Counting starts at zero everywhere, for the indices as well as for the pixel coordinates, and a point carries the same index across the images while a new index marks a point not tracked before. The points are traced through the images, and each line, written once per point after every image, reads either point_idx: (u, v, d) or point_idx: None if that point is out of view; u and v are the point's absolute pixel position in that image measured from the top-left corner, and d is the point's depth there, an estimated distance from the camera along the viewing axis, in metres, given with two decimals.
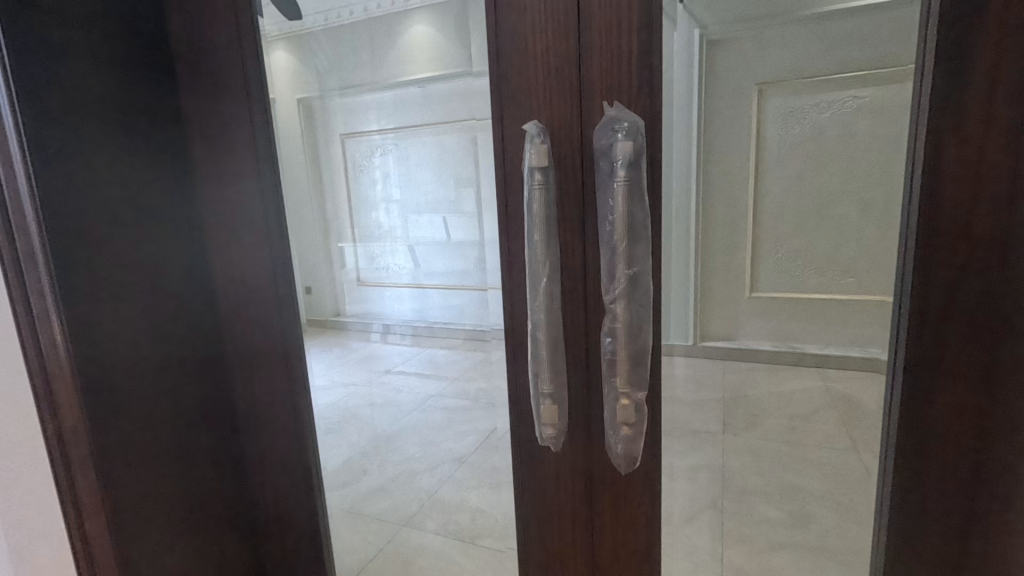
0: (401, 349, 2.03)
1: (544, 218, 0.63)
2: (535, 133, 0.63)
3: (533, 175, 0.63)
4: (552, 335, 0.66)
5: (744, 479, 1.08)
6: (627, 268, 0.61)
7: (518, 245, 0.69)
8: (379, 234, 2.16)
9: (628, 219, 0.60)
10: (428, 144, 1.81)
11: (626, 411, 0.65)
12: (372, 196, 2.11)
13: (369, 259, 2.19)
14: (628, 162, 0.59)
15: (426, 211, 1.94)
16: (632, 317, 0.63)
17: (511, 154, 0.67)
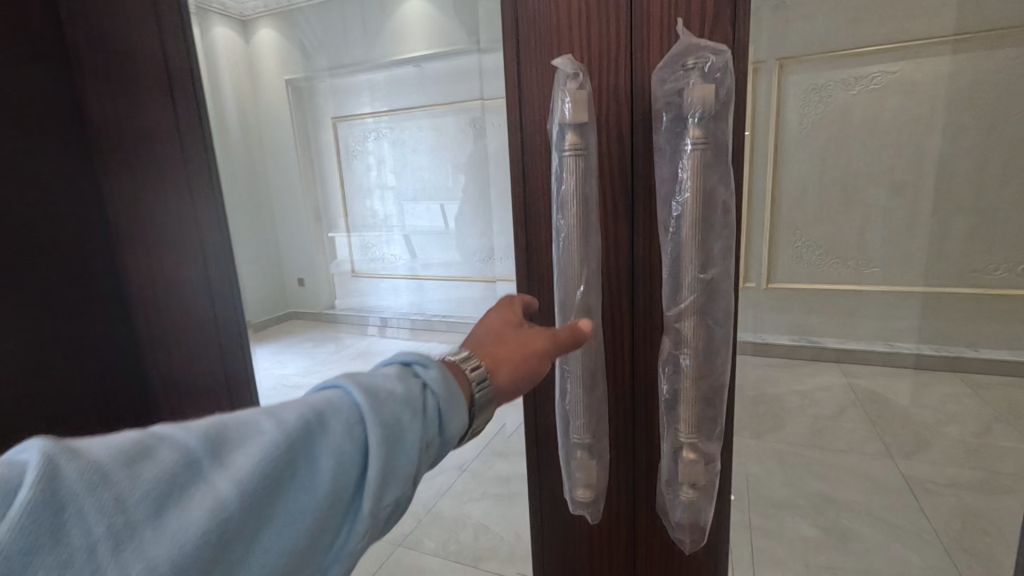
0: (396, 344, 1.81)
1: (582, 191, 0.52)
2: (567, 77, 0.51)
3: (565, 136, 0.51)
4: (589, 363, 0.56)
5: (783, 501, 0.88)
6: (699, 269, 0.50)
7: (543, 222, 0.58)
8: (375, 222, 2.26)
9: (701, 197, 0.48)
10: (424, 130, 1.84)
11: (693, 467, 0.53)
12: (367, 182, 2.20)
13: (364, 249, 2.25)
14: (704, 117, 0.47)
15: (422, 199, 2.01)
16: (701, 339, 0.52)
17: (533, 106, 0.56)
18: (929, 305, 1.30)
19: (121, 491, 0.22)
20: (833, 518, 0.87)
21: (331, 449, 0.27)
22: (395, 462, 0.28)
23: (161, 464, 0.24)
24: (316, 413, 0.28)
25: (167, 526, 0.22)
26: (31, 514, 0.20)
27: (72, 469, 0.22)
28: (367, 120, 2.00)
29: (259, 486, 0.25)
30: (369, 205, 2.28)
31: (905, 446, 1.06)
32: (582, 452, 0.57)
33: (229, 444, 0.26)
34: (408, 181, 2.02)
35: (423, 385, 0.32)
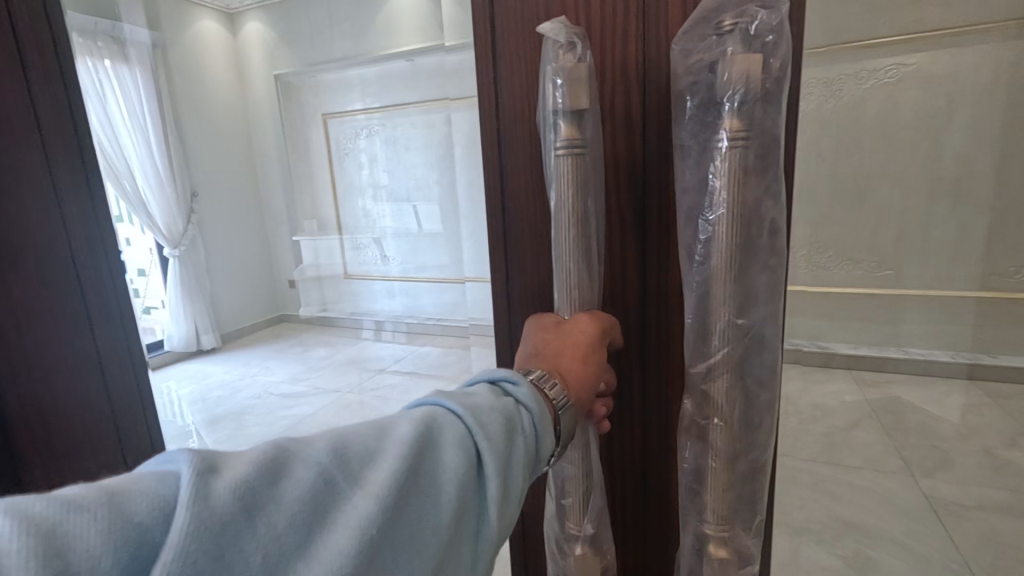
0: (392, 350, 1.81)
1: (576, 209, 0.37)
2: (555, 57, 0.36)
3: (558, 126, 0.36)
4: (581, 441, 0.40)
5: (807, 531, 0.80)
6: (736, 314, 0.36)
7: (532, 244, 0.45)
8: (366, 223, 2.02)
9: (743, 217, 0.34)
10: (418, 125, 1.81)
11: (723, 569, 0.38)
12: (358, 181, 1.99)
13: (356, 251, 2.07)
14: (745, 103, 0.32)
15: (416, 199, 1.88)
16: (734, 402, 0.37)
17: (513, 92, 0.42)
18: (946, 309, 1.23)
19: (260, 523, 0.18)
20: (857, 549, 0.80)
21: (456, 473, 0.23)
22: (508, 487, 0.25)
23: (298, 487, 0.19)
24: (430, 429, 0.24)
25: (311, 567, 0.18)
26: (189, 553, 0.16)
27: (225, 488, 0.17)
28: (358, 117, 1.91)
29: (392, 515, 0.21)
30: (361, 206, 2.02)
31: (928, 463, 0.99)
32: (574, 549, 0.42)
33: (363, 460, 0.21)
34: (402, 181, 1.89)
35: (521, 401, 0.28)
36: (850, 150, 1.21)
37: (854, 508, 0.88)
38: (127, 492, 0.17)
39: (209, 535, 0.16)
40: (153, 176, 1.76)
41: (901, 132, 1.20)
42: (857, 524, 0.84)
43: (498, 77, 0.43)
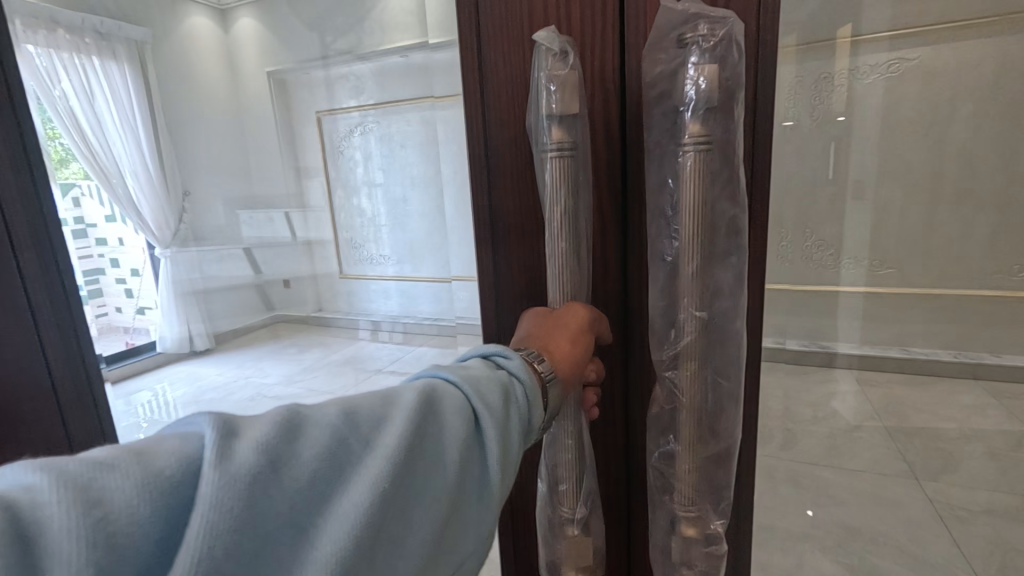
0: (389, 349, 1.79)
1: (569, 217, 0.37)
2: (545, 70, 0.35)
3: (549, 130, 0.35)
4: (567, 427, 0.38)
5: (815, 540, 0.78)
6: (698, 306, 0.35)
7: (515, 248, 0.43)
8: (362, 221, 2.00)
9: (706, 218, 0.33)
10: (413, 123, 1.79)
11: (691, 551, 0.38)
12: (353, 179, 1.97)
13: (351, 249, 2.05)
14: (710, 106, 0.32)
15: (413, 196, 1.87)
16: (701, 389, 0.36)
17: (498, 96, 0.40)
18: (955, 307, 1.19)
19: (285, 477, 0.19)
20: (862, 556, 0.78)
21: (456, 438, 0.25)
22: (506, 450, 0.26)
23: (315, 448, 0.21)
24: (432, 398, 0.25)
25: (334, 516, 0.20)
26: (223, 507, 0.17)
27: (244, 450, 0.19)
28: (353, 114, 1.88)
29: (403, 474, 0.22)
30: (356, 204, 2.00)
31: (932, 466, 0.98)
32: (569, 534, 0.41)
33: (372, 426, 0.23)
34: (398, 178, 1.88)
35: (510, 375, 0.29)
36: (864, 145, 1.12)
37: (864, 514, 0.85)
38: (156, 453, 0.18)
39: (244, 488, 0.18)
40: (144, 174, 1.74)
41: (903, 128, 1.15)
42: (859, 529, 0.83)
43: (485, 81, 0.40)
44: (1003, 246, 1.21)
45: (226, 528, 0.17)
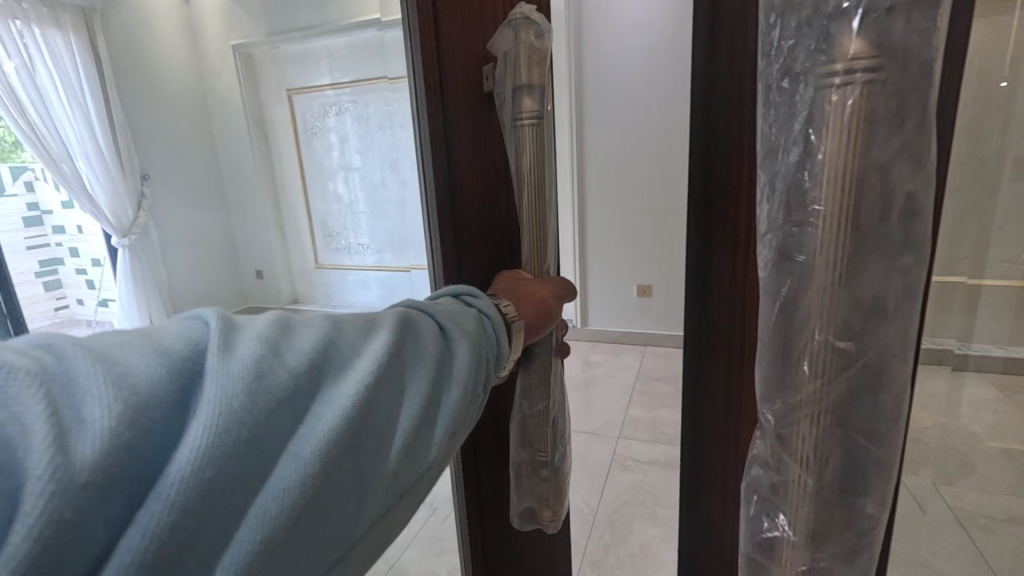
0: None
1: (533, 184, 0.42)
2: (510, 48, 0.39)
3: (519, 102, 0.40)
4: (544, 372, 0.47)
5: None
6: (836, 332, 0.25)
7: (474, 227, 0.44)
8: (338, 207, 1.88)
9: (858, 198, 0.23)
10: (392, 102, 1.66)
11: None
12: (328, 163, 1.84)
13: (328, 237, 1.94)
14: (888, 18, 0.21)
15: (393, 180, 1.75)
16: (831, 450, 0.27)
17: (457, 78, 0.41)
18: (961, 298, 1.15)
19: (287, 359, 0.23)
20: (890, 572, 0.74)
21: (430, 355, 0.28)
22: (474, 369, 0.30)
23: (307, 346, 0.24)
24: (406, 321, 0.29)
25: (330, 394, 0.23)
26: (231, 373, 0.21)
27: (245, 337, 0.23)
28: (327, 92, 1.74)
29: (384, 375, 0.26)
30: (332, 189, 1.88)
31: None
32: (546, 479, 0.49)
33: (355, 337, 0.26)
34: (376, 161, 1.76)
35: (479, 313, 0.33)
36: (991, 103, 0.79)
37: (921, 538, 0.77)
38: (165, 337, 0.22)
39: (249, 367, 0.21)
40: (90, 154, 1.53)
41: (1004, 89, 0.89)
42: None
43: (445, 60, 0.40)
44: None
45: (238, 392, 0.20)
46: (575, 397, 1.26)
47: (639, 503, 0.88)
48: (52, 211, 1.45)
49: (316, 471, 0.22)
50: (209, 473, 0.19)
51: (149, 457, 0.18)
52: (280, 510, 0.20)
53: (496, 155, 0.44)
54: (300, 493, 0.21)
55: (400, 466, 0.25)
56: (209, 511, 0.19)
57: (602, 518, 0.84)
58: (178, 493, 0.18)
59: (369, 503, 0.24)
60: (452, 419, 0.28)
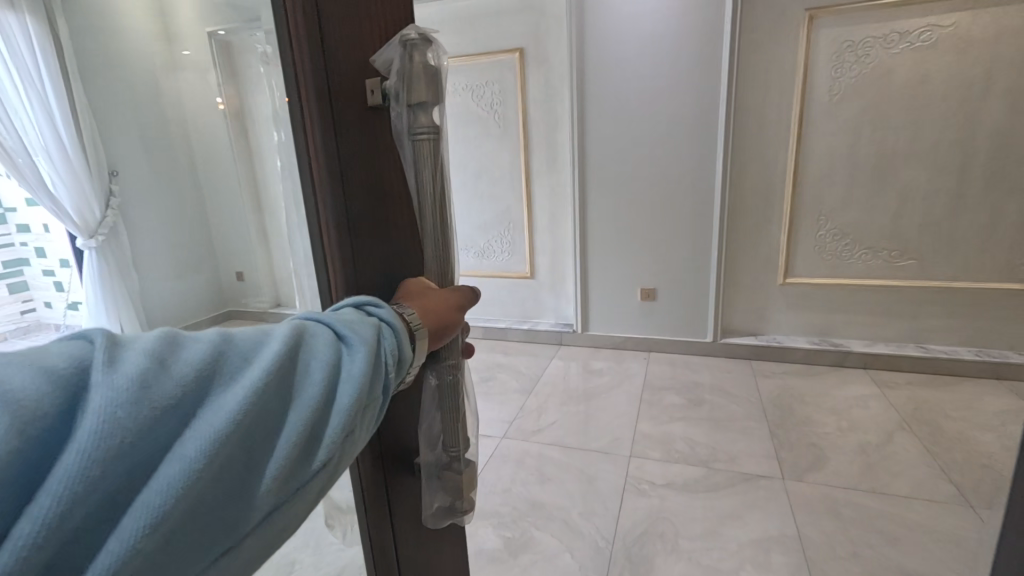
0: None
1: (440, 225, 0.31)
2: (404, 67, 0.28)
3: (420, 127, 0.29)
4: (455, 373, 0.34)
5: None
6: None
7: (373, 288, 0.30)
8: None
9: None
10: None
11: None
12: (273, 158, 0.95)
13: None
14: None
15: None
16: None
17: (345, 79, 0.27)
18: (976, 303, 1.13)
19: (171, 369, 0.16)
20: None
21: (333, 361, 0.20)
22: (376, 375, 0.21)
23: (200, 351, 0.17)
24: (318, 326, 0.21)
25: (215, 408, 0.17)
26: (102, 385, 0.15)
27: (125, 347, 0.16)
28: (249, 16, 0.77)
29: (284, 384, 0.19)
30: None
31: (982, 485, 0.88)
32: (462, 472, 0.36)
33: (256, 343, 0.19)
34: None
35: (379, 324, 0.23)
36: None
37: (959, 565, 0.71)
38: (30, 353, 0.15)
39: (132, 379, 0.15)
40: (51, 149, 1.28)
41: None
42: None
43: (329, 46, 0.26)
44: (987, 240, 1.22)
45: (119, 405, 0.15)
46: (577, 413, 1.18)
47: (659, 534, 0.80)
48: (15, 208, 1.31)
49: (199, 483, 0.16)
50: (94, 471, 0.14)
51: (30, 464, 0.13)
52: (154, 524, 0.15)
53: (391, 188, 0.30)
54: (175, 507, 0.15)
55: (284, 479, 0.18)
56: (86, 519, 0.14)
57: (619, 553, 0.76)
58: (63, 502, 0.13)
59: (249, 518, 0.18)
60: (344, 431, 0.20)
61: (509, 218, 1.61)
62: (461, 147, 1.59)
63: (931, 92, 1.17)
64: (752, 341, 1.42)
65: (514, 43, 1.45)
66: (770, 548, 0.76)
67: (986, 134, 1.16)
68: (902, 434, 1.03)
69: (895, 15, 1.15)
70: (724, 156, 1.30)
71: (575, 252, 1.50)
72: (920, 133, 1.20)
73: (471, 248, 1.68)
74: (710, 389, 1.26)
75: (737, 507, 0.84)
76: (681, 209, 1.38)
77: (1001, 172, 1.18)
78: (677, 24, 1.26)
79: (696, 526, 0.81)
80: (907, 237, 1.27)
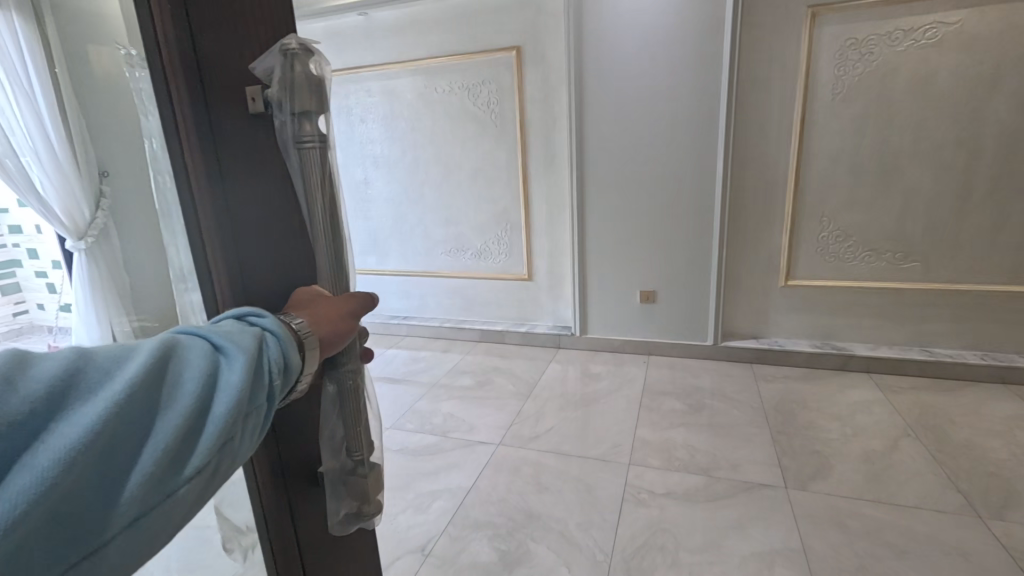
0: None
1: (332, 237, 0.29)
2: (284, 75, 0.26)
3: (305, 139, 0.27)
4: (355, 377, 0.32)
5: None
6: None
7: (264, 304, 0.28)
8: None
9: None
10: (374, 95, 1.61)
11: None
12: None
13: None
14: None
15: (376, 175, 1.69)
16: None
17: (219, 89, 0.25)
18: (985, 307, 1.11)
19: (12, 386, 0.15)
20: None
21: (208, 371, 0.19)
22: (258, 384, 0.20)
23: (50, 367, 0.16)
24: (195, 335, 0.20)
25: (63, 424, 0.16)
26: None
27: None
28: None
29: (148, 396, 0.17)
30: None
31: (991, 494, 0.85)
32: (367, 476, 0.33)
33: (119, 356, 0.18)
34: (357, 154, 1.68)
35: (260, 333, 0.21)
36: None
37: None
38: None
39: None
40: (41, 153, 1.04)
41: None
42: None
43: (202, 52, 0.24)
44: (994, 242, 1.20)
45: None
46: (575, 419, 1.15)
47: (659, 546, 0.78)
48: None
49: (44, 503, 0.15)
50: None
51: None
52: None
53: (278, 202, 0.28)
54: (19, 523, 0.15)
55: (152, 488, 0.17)
56: None
57: (618, 567, 0.74)
58: None
59: (109, 535, 0.17)
60: (221, 440, 0.19)
61: (507, 219, 1.59)
62: (458, 148, 1.57)
63: (935, 91, 1.15)
64: (752, 345, 1.40)
65: (511, 41, 1.43)
66: (774, 561, 0.74)
67: (994, 134, 1.14)
68: (908, 441, 1.01)
69: (899, 11, 1.13)
70: (725, 157, 1.28)
71: (575, 255, 1.47)
72: (924, 133, 1.18)
73: (469, 249, 1.66)
74: (710, 394, 1.24)
75: (739, 518, 0.82)
76: (682, 210, 1.36)
77: (1007, 172, 1.15)
78: (676, 22, 1.23)
79: (697, 537, 0.79)
80: (911, 239, 1.25)
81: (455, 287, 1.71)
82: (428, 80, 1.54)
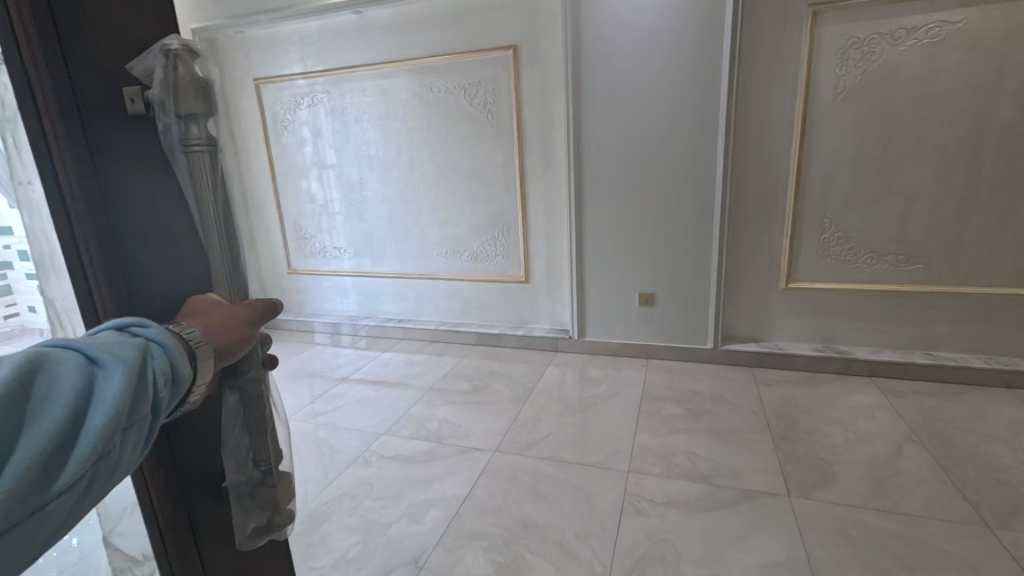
0: (351, 356, 1.61)
1: (229, 238, 0.30)
2: (166, 76, 0.26)
3: (192, 143, 0.28)
4: (258, 387, 0.31)
5: None
6: None
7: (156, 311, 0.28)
8: (314, 209, 1.78)
9: None
10: (370, 94, 1.58)
11: None
12: None
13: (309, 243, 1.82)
14: None
15: (370, 176, 1.66)
16: None
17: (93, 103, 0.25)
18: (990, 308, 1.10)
19: None
20: None
21: (82, 384, 0.20)
22: (138, 395, 0.21)
23: None
24: (69, 348, 0.20)
25: None
26: None
27: None
28: None
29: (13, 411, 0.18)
30: (305, 189, 1.77)
31: (999, 501, 0.83)
32: (276, 484, 0.33)
33: None
34: (352, 154, 1.66)
35: (143, 344, 0.22)
36: None
37: None
38: None
39: None
40: None
41: None
42: None
43: (73, 64, 0.24)
44: (998, 243, 1.18)
45: None
46: (573, 424, 1.13)
47: (658, 557, 0.75)
48: None
49: None
50: None
51: None
52: None
53: (171, 206, 0.29)
54: None
55: (19, 503, 0.18)
56: None
57: None
58: None
59: None
60: (95, 452, 0.19)
61: (504, 221, 1.57)
62: (454, 148, 1.55)
63: (937, 90, 1.13)
64: (752, 348, 1.38)
65: (507, 40, 1.41)
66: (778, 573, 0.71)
67: (1000, 133, 1.12)
68: (911, 447, 0.99)
69: (903, 10, 1.11)
70: (725, 158, 1.26)
71: (574, 257, 1.45)
72: (926, 133, 1.16)
73: (466, 252, 1.64)
74: (709, 398, 1.22)
75: (742, 528, 0.80)
76: (683, 212, 1.33)
77: (1011, 172, 1.13)
78: (676, 20, 1.21)
79: (698, 548, 0.77)
80: (913, 241, 1.23)
81: (453, 289, 1.69)
82: (423, 80, 1.52)
